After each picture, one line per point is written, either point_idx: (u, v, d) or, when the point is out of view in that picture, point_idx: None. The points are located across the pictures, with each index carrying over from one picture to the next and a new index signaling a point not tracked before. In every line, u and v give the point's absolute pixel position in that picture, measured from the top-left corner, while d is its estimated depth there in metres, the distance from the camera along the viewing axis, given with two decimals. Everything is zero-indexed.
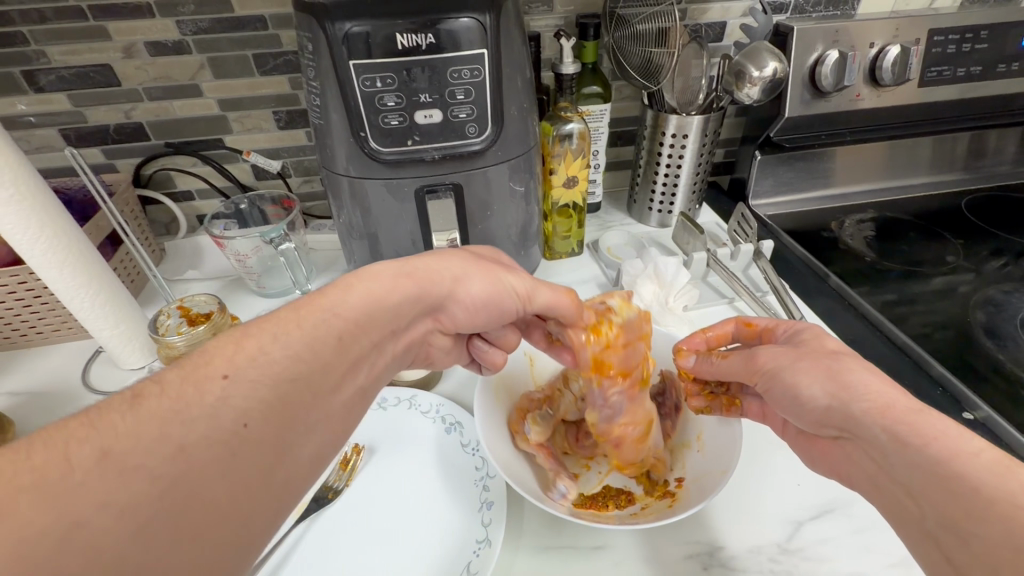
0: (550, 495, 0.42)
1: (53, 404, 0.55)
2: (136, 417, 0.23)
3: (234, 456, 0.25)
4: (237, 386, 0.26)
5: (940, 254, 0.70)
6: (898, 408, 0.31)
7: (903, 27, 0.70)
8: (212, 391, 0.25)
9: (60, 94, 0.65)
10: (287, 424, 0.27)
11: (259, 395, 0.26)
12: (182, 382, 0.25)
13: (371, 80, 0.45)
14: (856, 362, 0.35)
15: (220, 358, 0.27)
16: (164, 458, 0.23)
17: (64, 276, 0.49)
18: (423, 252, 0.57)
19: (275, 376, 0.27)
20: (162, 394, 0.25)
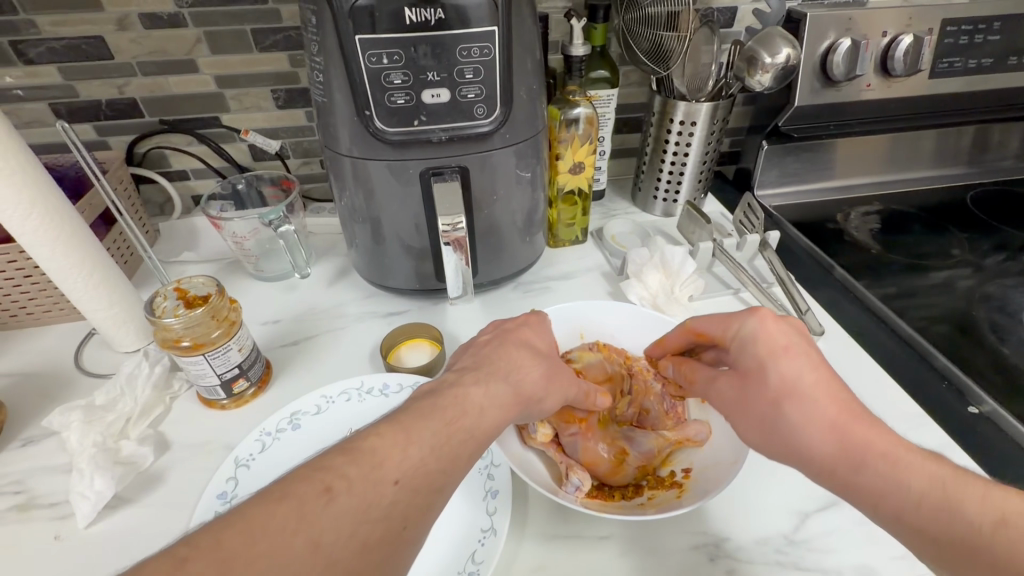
0: (564, 487, 0.41)
1: (46, 386, 0.53)
2: (332, 514, 0.26)
3: (395, 555, 0.28)
4: (403, 491, 0.29)
5: (944, 248, 0.70)
6: (835, 453, 0.32)
7: (917, 16, 0.69)
8: (385, 493, 0.28)
9: (50, 67, 0.63)
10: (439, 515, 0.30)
11: (417, 499, 0.29)
12: (361, 479, 0.28)
13: (377, 57, 0.44)
14: (818, 407, 0.33)
15: (390, 463, 0.29)
16: (353, 559, 0.26)
17: (56, 255, 0.48)
18: (427, 236, 0.55)
19: (413, 475, 0.29)
20: (349, 488, 0.27)
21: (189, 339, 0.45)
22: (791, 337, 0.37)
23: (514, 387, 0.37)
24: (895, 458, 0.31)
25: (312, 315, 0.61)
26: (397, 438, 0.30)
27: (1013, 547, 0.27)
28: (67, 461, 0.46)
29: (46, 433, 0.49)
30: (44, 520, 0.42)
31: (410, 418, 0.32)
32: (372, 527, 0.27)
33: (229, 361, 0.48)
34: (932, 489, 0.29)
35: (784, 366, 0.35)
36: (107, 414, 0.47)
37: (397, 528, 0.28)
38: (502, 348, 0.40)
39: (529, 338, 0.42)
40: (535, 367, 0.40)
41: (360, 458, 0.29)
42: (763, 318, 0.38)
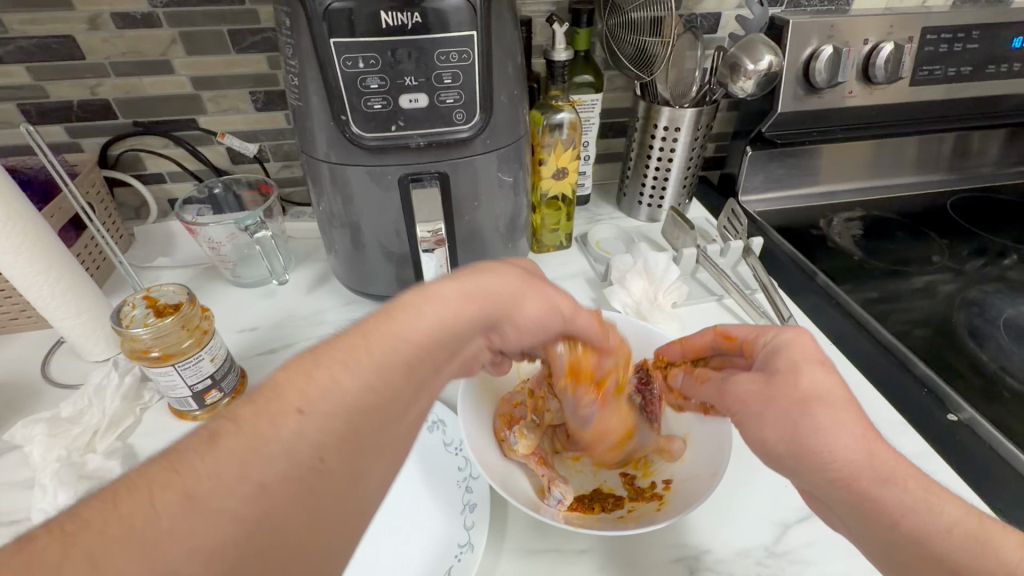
0: (546, 500, 0.41)
1: (11, 397, 0.52)
2: (213, 460, 0.21)
3: (312, 495, 0.23)
4: (311, 419, 0.24)
5: (925, 254, 0.70)
6: (862, 467, 0.30)
7: (898, 24, 0.69)
8: (286, 426, 0.23)
9: (18, 66, 0.61)
10: (372, 445, 0.26)
11: (336, 426, 0.24)
12: (256, 416, 0.23)
13: (352, 61, 0.43)
14: (849, 417, 0.31)
15: (295, 391, 0.24)
16: (245, 503, 0.21)
17: (19, 263, 0.46)
18: (407, 242, 0.54)
19: (327, 401, 0.25)
20: (239, 430, 0.23)
21: (159, 349, 0.44)
22: (820, 351, 0.35)
23: (467, 287, 0.33)
24: (910, 481, 0.30)
25: (290, 323, 0.60)
26: (305, 368, 0.25)
27: None
28: (30, 476, 0.45)
29: (9, 447, 0.47)
30: (3, 539, 0.41)
31: (321, 348, 0.27)
32: (272, 466, 0.22)
33: (201, 372, 0.46)
34: (934, 511, 0.29)
35: (816, 376, 0.33)
36: (73, 427, 0.46)
37: (310, 462, 0.23)
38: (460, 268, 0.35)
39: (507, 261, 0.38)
40: (501, 273, 0.35)
41: (262, 394, 0.24)
42: (797, 332, 0.37)
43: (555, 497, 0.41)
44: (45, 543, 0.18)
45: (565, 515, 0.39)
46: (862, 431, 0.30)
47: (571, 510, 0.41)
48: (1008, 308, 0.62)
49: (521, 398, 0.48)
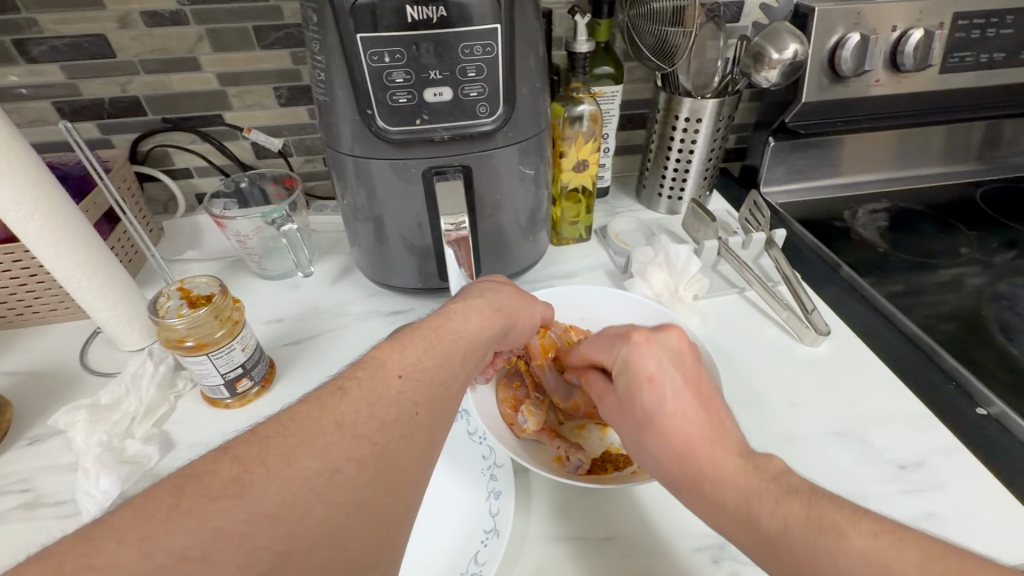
0: (565, 467, 0.43)
1: (53, 385, 0.54)
2: (348, 403, 0.28)
3: (412, 437, 0.29)
4: (408, 382, 0.31)
5: (953, 246, 0.69)
6: (678, 476, 0.34)
7: (928, 10, 0.67)
8: (392, 386, 0.30)
9: (53, 65, 0.63)
10: (448, 406, 0.32)
11: (424, 389, 0.31)
12: (370, 376, 0.30)
13: (378, 55, 0.43)
14: (688, 430, 0.34)
15: (392, 361, 0.32)
16: (376, 433, 0.28)
17: (60, 255, 0.48)
18: (429, 235, 0.55)
19: (418, 371, 0.32)
20: (360, 385, 0.30)
21: (193, 339, 0.45)
22: (661, 363, 0.37)
23: (491, 301, 0.41)
24: (723, 481, 0.32)
25: (316, 314, 0.61)
26: (394, 348, 0.33)
27: (800, 550, 0.28)
28: (73, 460, 0.47)
29: (52, 432, 0.49)
30: (49, 519, 0.43)
31: (403, 337, 0.35)
32: (387, 409, 0.29)
33: (233, 360, 0.48)
34: (747, 509, 0.30)
35: (647, 397, 0.36)
36: (113, 414, 0.47)
37: (409, 412, 0.30)
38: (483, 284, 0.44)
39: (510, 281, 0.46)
40: (506, 290, 0.43)
41: (366, 364, 0.31)
42: (636, 344, 0.38)
43: (573, 464, 0.43)
44: (243, 447, 0.25)
45: (585, 476, 0.42)
46: (695, 413, 0.35)
47: (589, 473, 0.43)
48: None
49: (519, 377, 0.49)
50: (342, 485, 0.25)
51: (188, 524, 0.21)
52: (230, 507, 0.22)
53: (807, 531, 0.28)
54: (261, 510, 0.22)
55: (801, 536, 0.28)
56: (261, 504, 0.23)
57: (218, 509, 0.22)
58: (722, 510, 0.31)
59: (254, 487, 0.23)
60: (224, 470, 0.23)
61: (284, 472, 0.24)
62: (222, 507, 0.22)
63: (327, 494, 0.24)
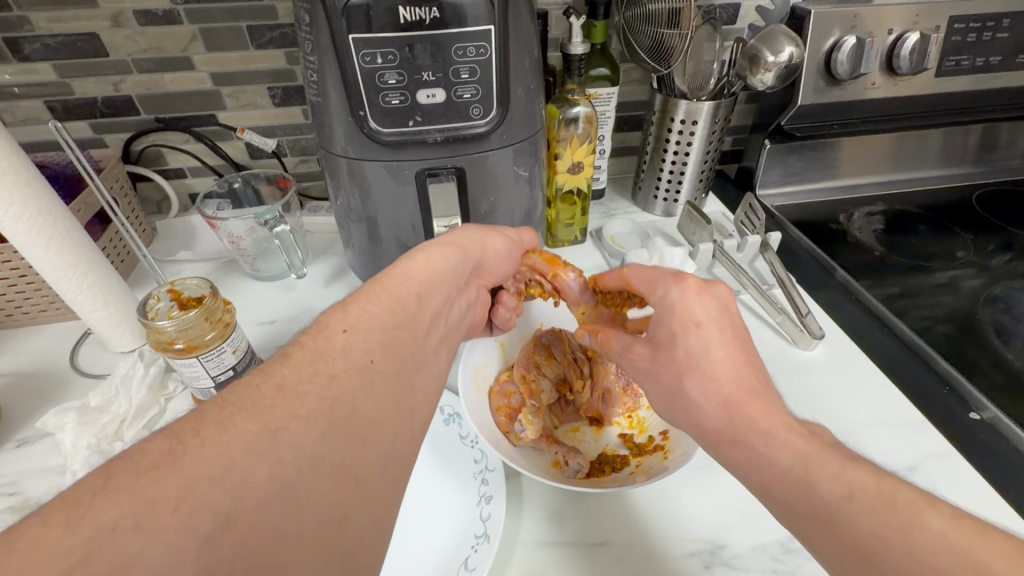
0: (564, 472, 0.43)
1: (43, 386, 0.53)
2: (289, 366, 0.28)
3: (371, 386, 0.29)
4: (354, 333, 0.31)
5: (949, 249, 0.69)
6: (725, 427, 0.33)
7: (924, 13, 0.67)
8: (337, 340, 0.30)
9: (45, 64, 0.62)
10: (405, 348, 0.32)
11: (375, 337, 0.31)
12: (313, 338, 0.30)
13: (371, 56, 0.43)
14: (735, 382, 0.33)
15: (335, 321, 0.31)
16: (324, 388, 0.27)
17: (49, 256, 0.47)
18: (423, 237, 0.55)
19: (364, 323, 0.32)
20: (303, 348, 0.29)
21: (183, 341, 0.45)
22: (710, 312, 0.36)
23: (453, 243, 0.42)
24: (775, 440, 0.31)
25: (309, 315, 0.61)
26: (339, 309, 0.33)
27: (857, 512, 0.27)
28: (62, 462, 0.46)
29: (41, 434, 0.49)
30: None
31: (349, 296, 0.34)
32: (335, 363, 0.29)
33: (223, 363, 0.47)
34: (804, 470, 0.29)
35: (692, 343, 0.35)
36: (102, 416, 0.47)
37: (363, 362, 0.30)
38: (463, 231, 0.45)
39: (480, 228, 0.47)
40: (474, 234, 0.44)
41: (312, 328, 0.31)
42: (685, 288, 0.37)
43: (573, 468, 0.43)
44: (179, 424, 0.24)
45: (584, 481, 0.42)
46: (742, 369, 0.34)
47: (588, 476, 0.43)
48: None
49: (512, 386, 0.48)
50: (287, 441, 0.24)
51: (119, 504, 0.20)
52: (164, 476, 0.21)
53: (872, 498, 0.27)
54: (200, 474, 0.21)
55: (866, 501, 0.27)
56: (198, 468, 0.22)
57: (148, 483, 0.20)
58: (767, 468, 0.31)
59: (189, 456, 0.22)
60: (156, 444, 0.22)
61: (223, 437, 0.23)
62: (154, 479, 0.21)
63: (271, 450, 0.24)
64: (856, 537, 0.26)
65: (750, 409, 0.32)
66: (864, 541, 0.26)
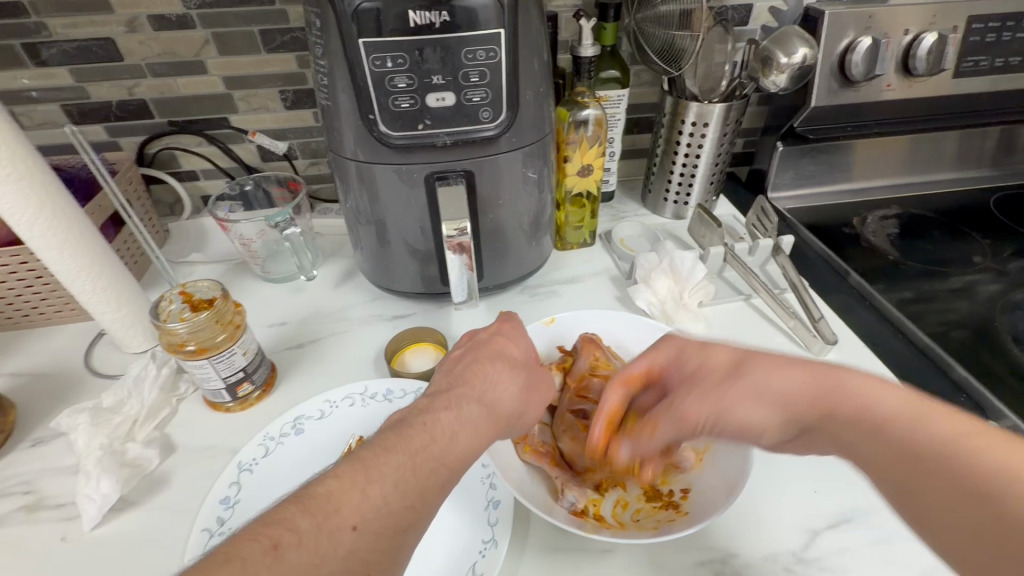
0: (557, 502, 0.41)
1: (57, 386, 0.54)
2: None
3: None
4: (362, 537, 0.26)
5: (966, 254, 0.68)
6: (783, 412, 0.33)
7: (941, 13, 0.66)
8: (342, 543, 0.25)
9: (62, 68, 0.63)
10: (398, 561, 0.27)
11: (380, 545, 0.26)
12: (316, 530, 0.25)
13: (381, 60, 0.43)
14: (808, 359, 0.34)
15: (348, 506, 0.26)
16: None
17: (64, 259, 0.48)
18: (431, 238, 0.55)
19: (375, 517, 0.27)
20: (299, 542, 0.24)
21: (194, 343, 0.45)
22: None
23: (488, 406, 0.35)
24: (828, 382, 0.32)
25: (318, 318, 0.61)
26: (358, 473, 0.27)
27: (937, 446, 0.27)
28: (75, 462, 0.47)
29: (55, 434, 0.49)
30: (51, 522, 0.43)
31: (373, 453, 0.29)
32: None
33: (233, 365, 0.48)
34: (869, 417, 0.30)
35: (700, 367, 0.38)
36: (115, 416, 0.47)
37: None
38: (489, 365, 0.38)
39: (521, 363, 0.40)
40: (508, 383, 0.37)
41: (315, 507, 0.25)
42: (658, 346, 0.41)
43: (567, 501, 0.40)
44: None
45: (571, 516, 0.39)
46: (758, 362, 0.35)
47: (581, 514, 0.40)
48: None
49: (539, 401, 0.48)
50: None
51: None
52: None
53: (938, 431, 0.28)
54: None
55: (932, 435, 0.28)
56: None
57: None
58: (837, 421, 0.31)
59: None
60: None
61: None
62: None
63: None
64: (941, 466, 0.27)
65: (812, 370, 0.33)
66: (949, 475, 0.27)
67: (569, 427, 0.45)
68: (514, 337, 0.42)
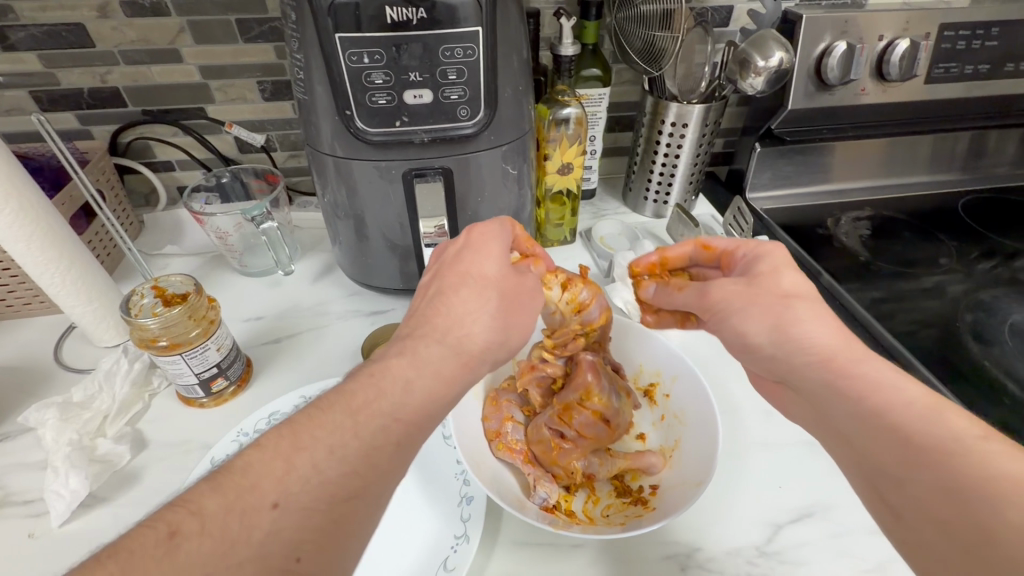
0: (529, 498, 0.42)
1: (25, 380, 0.53)
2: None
3: None
4: (288, 512, 0.25)
5: (934, 256, 0.70)
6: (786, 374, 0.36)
7: (914, 20, 0.67)
8: (262, 522, 0.24)
9: (30, 54, 0.61)
10: (354, 530, 0.26)
11: (318, 516, 0.25)
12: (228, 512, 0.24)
13: (357, 56, 0.43)
14: (802, 311, 0.36)
15: (269, 481, 0.25)
16: None
17: (32, 251, 0.47)
18: (409, 234, 0.55)
19: (304, 491, 0.25)
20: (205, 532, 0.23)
21: (166, 339, 0.45)
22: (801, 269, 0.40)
23: (449, 345, 0.35)
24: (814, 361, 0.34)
25: (296, 313, 0.61)
26: (291, 436, 0.27)
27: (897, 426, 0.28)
28: (43, 457, 0.46)
29: (23, 429, 0.49)
30: (17, 518, 0.42)
31: (312, 414, 0.28)
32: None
33: (207, 360, 0.47)
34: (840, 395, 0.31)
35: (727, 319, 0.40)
36: (85, 411, 0.47)
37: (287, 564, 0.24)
38: (455, 295, 0.37)
39: (493, 283, 0.38)
40: (474, 308, 0.36)
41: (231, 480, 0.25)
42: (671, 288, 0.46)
43: (538, 498, 0.41)
44: None
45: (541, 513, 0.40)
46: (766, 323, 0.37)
47: (553, 510, 0.41)
48: (1016, 312, 0.61)
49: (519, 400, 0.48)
50: None
51: None
52: None
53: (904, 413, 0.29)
54: None
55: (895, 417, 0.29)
56: None
57: None
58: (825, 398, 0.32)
59: None
60: None
61: None
62: None
63: None
64: (904, 446, 0.28)
65: (799, 325, 0.35)
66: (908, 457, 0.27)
67: (543, 439, 0.44)
68: (486, 250, 0.39)
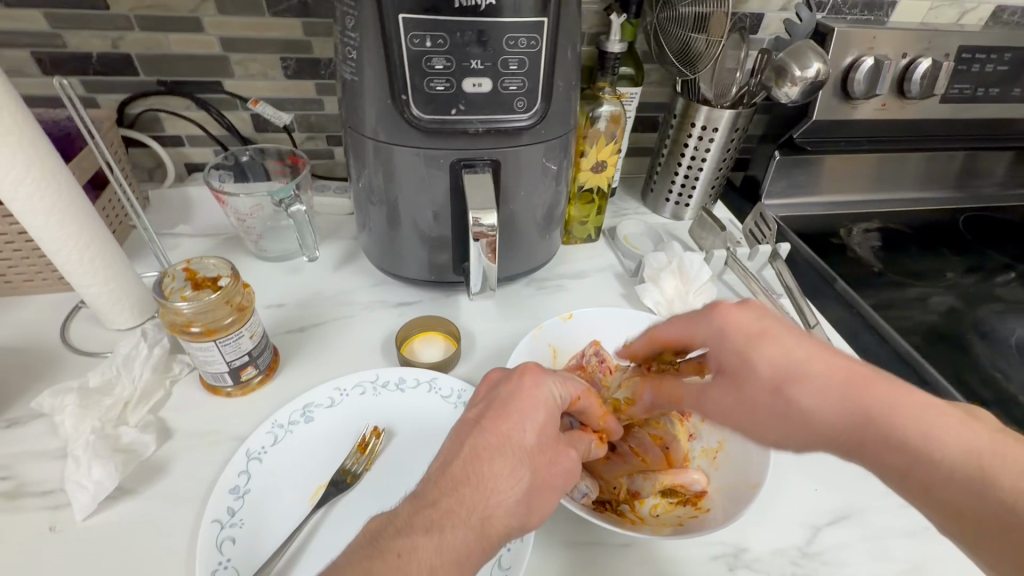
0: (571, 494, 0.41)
1: (32, 362, 0.50)
2: None
3: None
4: None
5: (939, 269, 0.72)
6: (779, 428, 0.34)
7: (936, 41, 0.70)
8: None
9: (36, 12, 0.57)
10: None
11: None
12: None
13: (420, 39, 0.42)
14: (799, 394, 0.32)
15: None
16: None
17: (50, 225, 0.44)
18: (448, 226, 0.53)
19: None
20: None
21: (201, 325, 0.42)
22: (761, 320, 0.36)
23: (477, 517, 0.31)
24: (806, 393, 0.32)
25: (319, 301, 0.59)
26: None
27: (905, 441, 0.30)
28: (58, 446, 0.43)
29: (33, 415, 0.46)
30: (35, 511, 0.40)
31: None
32: None
33: (239, 348, 0.45)
34: (850, 426, 0.31)
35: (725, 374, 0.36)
36: (105, 398, 0.44)
37: None
38: (483, 453, 0.33)
39: (529, 448, 0.34)
40: (507, 475, 0.33)
41: None
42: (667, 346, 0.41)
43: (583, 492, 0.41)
44: None
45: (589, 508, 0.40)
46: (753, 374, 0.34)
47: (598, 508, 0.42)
48: (1018, 327, 0.64)
49: None
50: None
51: None
52: None
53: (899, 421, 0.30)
54: None
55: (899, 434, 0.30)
56: None
57: None
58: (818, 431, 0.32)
59: None
60: None
61: None
62: None
63: None
64: (914, 454, 0.30)
65: (797, 384, 0.33)
66: (926, 466, 0.29)
67: None
68: (530, 408, 0.35)
